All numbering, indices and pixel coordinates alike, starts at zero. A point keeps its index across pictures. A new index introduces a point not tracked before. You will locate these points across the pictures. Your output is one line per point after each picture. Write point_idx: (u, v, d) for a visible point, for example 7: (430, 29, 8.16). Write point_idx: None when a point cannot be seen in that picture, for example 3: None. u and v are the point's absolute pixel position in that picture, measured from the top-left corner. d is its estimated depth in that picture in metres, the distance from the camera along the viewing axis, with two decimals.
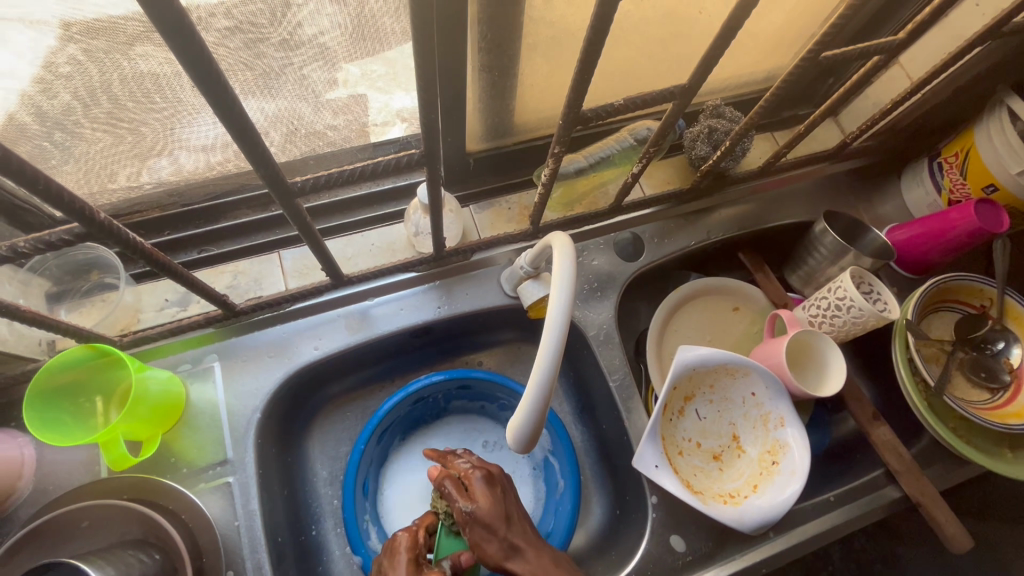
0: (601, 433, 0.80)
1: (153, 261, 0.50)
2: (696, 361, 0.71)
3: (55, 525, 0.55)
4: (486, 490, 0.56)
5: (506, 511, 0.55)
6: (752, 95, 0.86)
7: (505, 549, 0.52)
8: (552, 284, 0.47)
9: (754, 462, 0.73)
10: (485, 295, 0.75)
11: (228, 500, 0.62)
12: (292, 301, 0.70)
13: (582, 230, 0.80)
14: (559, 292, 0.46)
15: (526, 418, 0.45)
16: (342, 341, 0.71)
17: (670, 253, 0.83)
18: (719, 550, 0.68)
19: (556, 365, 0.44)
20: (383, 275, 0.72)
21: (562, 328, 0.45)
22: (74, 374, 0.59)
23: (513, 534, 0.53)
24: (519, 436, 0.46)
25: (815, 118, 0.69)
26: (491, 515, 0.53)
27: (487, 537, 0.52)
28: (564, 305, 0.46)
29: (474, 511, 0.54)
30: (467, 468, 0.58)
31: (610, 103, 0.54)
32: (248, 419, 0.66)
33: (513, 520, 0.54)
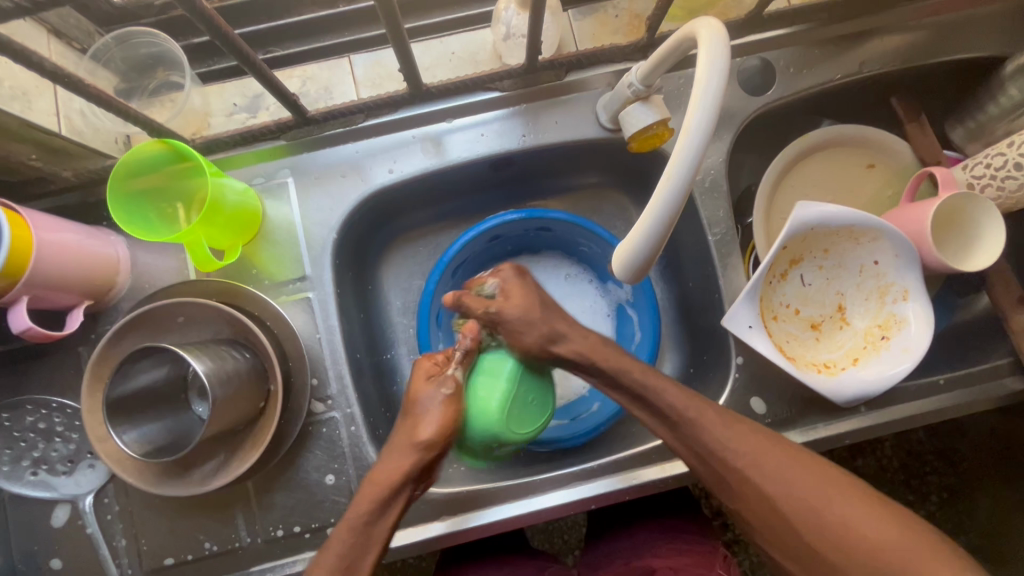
0: (685, 290, 0.74)
1: (212, 28, 0.43)
2: (817, 218, 0.61)
3: (155, 318, 0.57)
4: (515, 282, 0.56)
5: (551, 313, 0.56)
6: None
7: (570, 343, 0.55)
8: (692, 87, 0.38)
9: (858, 336, 0.66)
10: (577, 124, 0.65)
11: (310, 314, 0.63)
12: (364, 114, 0.63)
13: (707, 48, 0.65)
14: (704, 98, 0.38)
15: (643, 239, 0.40)
16: (417, 166, 0.66)
17: (806, 88, 0.68)
18: (801, 416, 0.64)
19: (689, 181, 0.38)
20: (463, 91, 0.63)
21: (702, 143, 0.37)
22: (152, 175, 0.58)
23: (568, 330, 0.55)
24: (627, 262, 0.41)
25: None
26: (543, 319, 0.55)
27: (521, 316, 0.54)
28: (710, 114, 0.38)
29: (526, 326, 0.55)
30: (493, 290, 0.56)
31: None
32: (325, 239, 0.64)
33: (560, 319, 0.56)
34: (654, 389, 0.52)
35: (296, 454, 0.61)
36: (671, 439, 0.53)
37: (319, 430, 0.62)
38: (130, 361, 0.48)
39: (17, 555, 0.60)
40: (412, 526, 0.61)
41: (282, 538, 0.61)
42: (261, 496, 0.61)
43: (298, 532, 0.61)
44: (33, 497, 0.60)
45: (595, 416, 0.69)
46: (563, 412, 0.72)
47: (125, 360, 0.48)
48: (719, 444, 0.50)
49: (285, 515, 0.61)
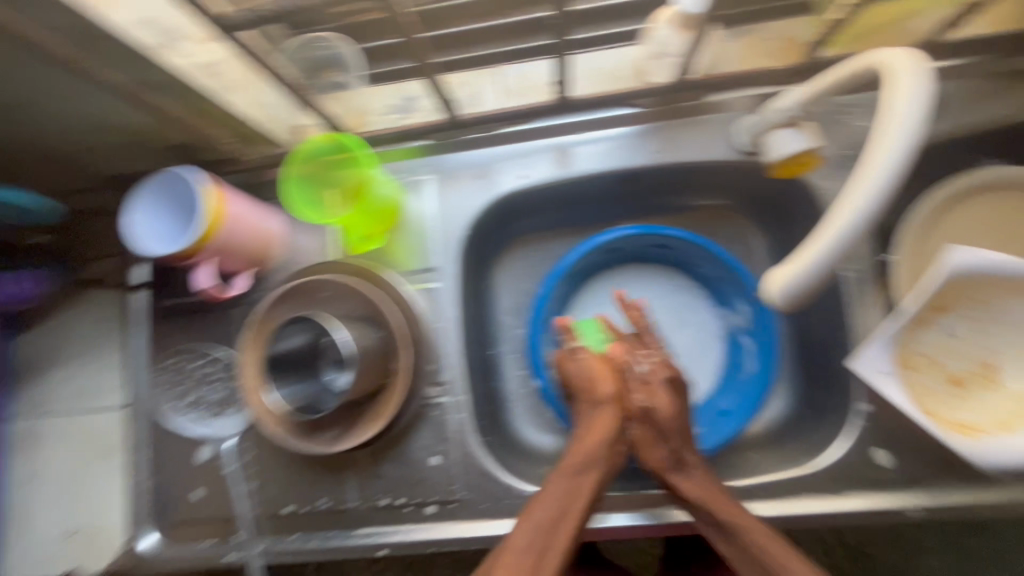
0: (805, 325, 0.70)
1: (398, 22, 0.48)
2: (976, 265, 0.56)
3: (303, 291, 0.63)
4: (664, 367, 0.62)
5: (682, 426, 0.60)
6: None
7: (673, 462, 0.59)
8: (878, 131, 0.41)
9: (1010, 400, 0.59)
10: (713, 145, 0.65)
11: (431, 303, 0.67)
12: (503, 123, 0.68)
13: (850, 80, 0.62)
14: (893, 147, 0.40)
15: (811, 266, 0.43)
16: (546, 173, 0.68)
17: (974, 124, 0.63)
18: (931, 477, 0.59)
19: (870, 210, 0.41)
20: (604, 106, 0.66)
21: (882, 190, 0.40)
22: (315, 164, 0.64)
23: (683, 451, 0.60)
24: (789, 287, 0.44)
25: None
26: (668, 423, 0.60)
27: (657, 441, 0.60)
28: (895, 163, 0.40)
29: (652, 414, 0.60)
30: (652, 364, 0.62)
31: None
32: (454, 235, 0.69)
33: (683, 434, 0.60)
34: (733, 527, 0.55)
35: (407, 431, 0.66)
36: (728, 554, 0.56)
37: (429, 413, 0.66)
38: (297, 323, 0.56)
39: (168, 481, 0.69)
40: (505, 518, 0.64)
41: (385, 507, 0.65)
42: (372, 465, 0.66)
43: (400, 505, 0.65)
44: (188, 432, 0.69)
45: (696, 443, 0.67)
46: None
47: (296, 321, 0.56)
48: (774, 560, 0.53)
49: (390, 487, 0.65)
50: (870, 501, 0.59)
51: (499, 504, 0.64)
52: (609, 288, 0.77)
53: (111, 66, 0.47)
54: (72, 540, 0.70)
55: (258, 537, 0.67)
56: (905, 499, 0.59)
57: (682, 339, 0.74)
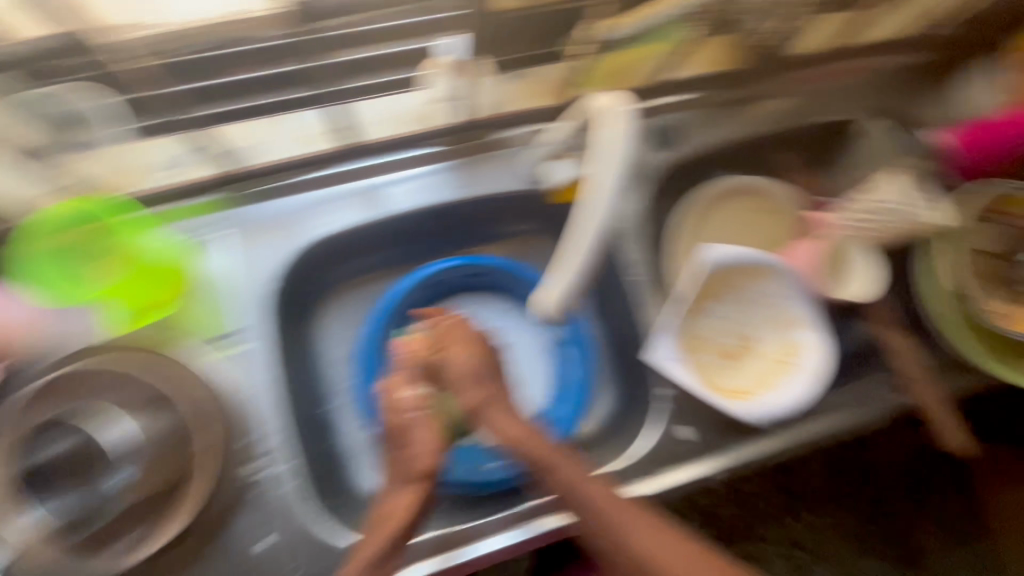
0: (619, 327, 0.76)
1: None
2: (723, 259, 0.69)
3: (74, 382, 0.56)
4: (453, 328, 0.58)
5: (479, 369, 0.56)
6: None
7: (477, 403, 0.54)
8: (595, 164, 0.58)
9: (768, 361, 0.72)
10: (503, 178, 0.71)
11: (242, 367, 0.62)
12: (297, 170, 0.67)
13: None
14: (613, 175, 0.57)
15: (574, 279, 0.61)
16: (354, 218, 0.69)
17: (704, 145, 0.77)
18: (722, 442, 0.68)
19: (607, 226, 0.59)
20: (399, 148, 0.68)
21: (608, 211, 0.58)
22: (67, 239, 0.58)
23: (488, 402, 0.55)
24: (560, 297, 0.62)
25: None
26: (458, 372, 0.55)
27: (460, 378, 0.55)
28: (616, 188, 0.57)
29: (449, 370, 0.55)
30: (437, 316, 0.60)
31: None
32: (258, 291, 0.65)
33: (486, 379, 0.56)
34: (551, 463, 0.53)
35: (227, 516, 0.59)
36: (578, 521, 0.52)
37: (251, 489, 0.59)
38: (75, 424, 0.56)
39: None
40: None
41: None
42: (180, 566, 0.57)
43: None
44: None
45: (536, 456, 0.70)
46: (502, 454, 0.71)
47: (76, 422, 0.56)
48: (607, 512, 0.51)
49: None
50: (677, 473, 0.67)
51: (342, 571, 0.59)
52: None
53: None
54: None
55: None
56: (703, 465, 0.67)
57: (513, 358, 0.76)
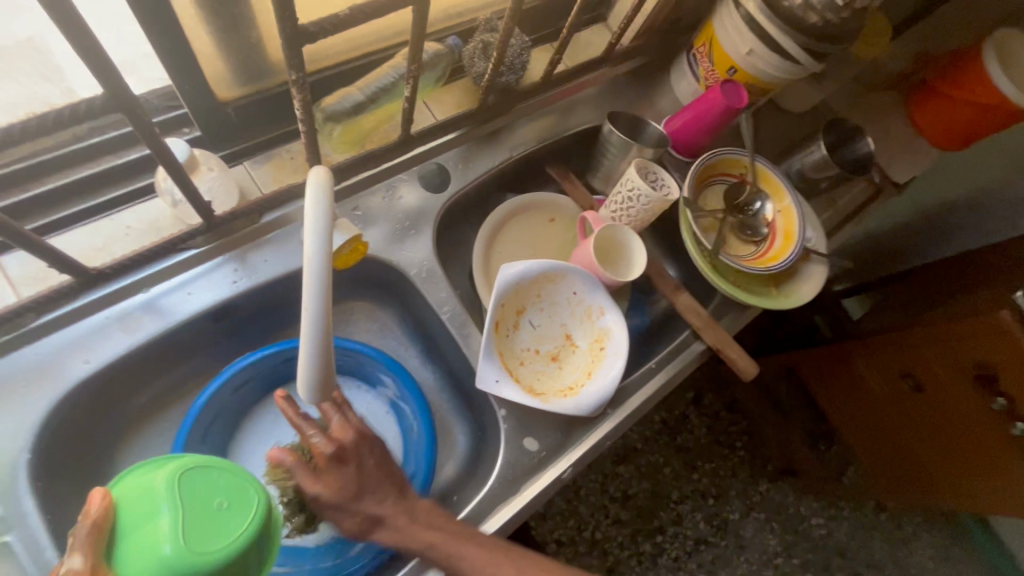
0: (448, 366, 0.80)
1: None
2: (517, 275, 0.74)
3: None
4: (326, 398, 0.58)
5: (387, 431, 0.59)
6: (551, 22, 0.89)
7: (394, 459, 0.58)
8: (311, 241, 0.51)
9: (586, 352, 0.79)
10: (289, 257, 0.69)
11: (9, 560, 0.53)
12: (37, 312, 0.59)
13: (365, 173, 0.75)
14: (313, 247, 0.45)
15: (310, 367, 0.48)
16: (123, 345, 0.62)
17: (478, 176, 0.83)
18: (568, 438, 0.74)
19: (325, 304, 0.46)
20: (158, 260, 0.63)
21: (321, 283, 0.45)
22: None
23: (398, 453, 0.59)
24: (308, 385, 0.50)
25: (566, 32, 0.75)
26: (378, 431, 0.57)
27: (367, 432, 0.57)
28: (322, 257, 0.45)
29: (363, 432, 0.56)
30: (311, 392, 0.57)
31: (333, 18, 0.50)
32: (15, 462, 0.56)
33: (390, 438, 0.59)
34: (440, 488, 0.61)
35: None
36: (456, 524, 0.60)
37: None
38: None
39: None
40: None
41: None
42: None
43: None
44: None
45: (393, 525, 0.68)
46: None
47: None
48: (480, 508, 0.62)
49: None
50: (536, 483, 0.70)
51: None
52: (261, 420, 0.75)
53: None
54: None
55: None
56: (558, 467, 0.72)
57: None
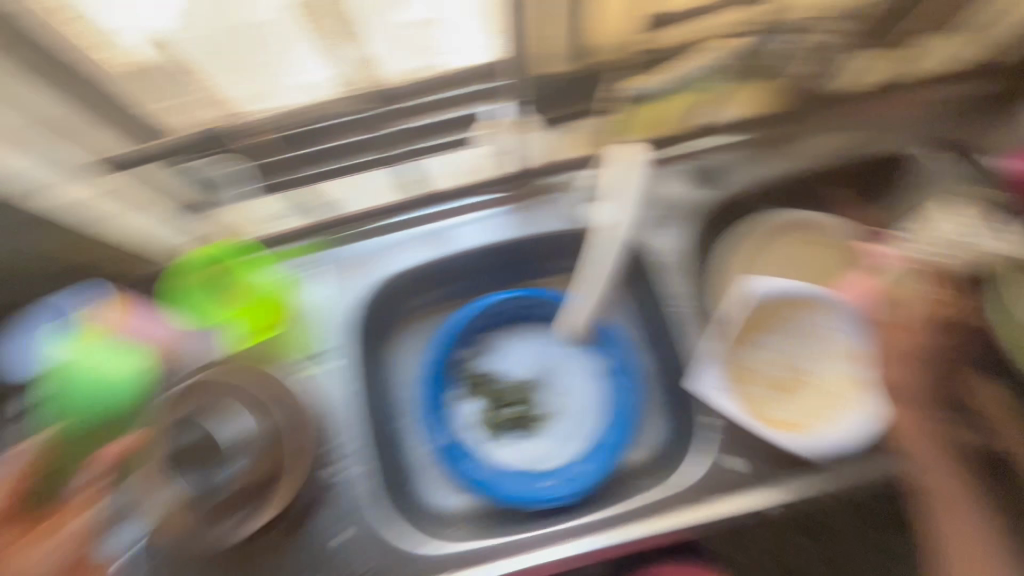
0: (671, 359, 0.78)
1: None
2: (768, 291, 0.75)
3: (206, 387, 0.66)
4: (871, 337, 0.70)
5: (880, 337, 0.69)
6: None
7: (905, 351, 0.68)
8: None
9: (827, 395, 0.72)
10: (554, 219, 0.80)
11: (328, 380, 0.73)
12: (384, 215, 0.79)
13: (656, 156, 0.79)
14: None
15: None
16: (423, 255, 0.79)
17: (748, 182, 0.80)
18: (783, 475, 0.68)
19: None
20: (462, 196, 0.79)
21: None
22: (197, 275, 0.73)
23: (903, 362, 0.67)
24: None
25: None
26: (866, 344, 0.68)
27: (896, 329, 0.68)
28: None
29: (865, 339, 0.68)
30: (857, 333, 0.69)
31: None
32: (347, 316, 0.76)
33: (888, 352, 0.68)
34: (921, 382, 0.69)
35: (310, 510, 0.68)
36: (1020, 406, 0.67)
37: (330, 487, 0.68)
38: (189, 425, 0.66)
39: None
40: None
41: None
42: (275, 551, 0.66)
43: None
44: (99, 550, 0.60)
45: (585, 476, 0.73)
46: (561, 472, 0.74)
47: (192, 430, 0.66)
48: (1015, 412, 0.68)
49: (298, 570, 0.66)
50: (734, 503, 0.67)
51: (406, 567, 0.66)
52: (497, 345, 0.83)
53: None
54: None
55: None
56: (763, 498, 0.67)
57: (566, 382, 0.81)
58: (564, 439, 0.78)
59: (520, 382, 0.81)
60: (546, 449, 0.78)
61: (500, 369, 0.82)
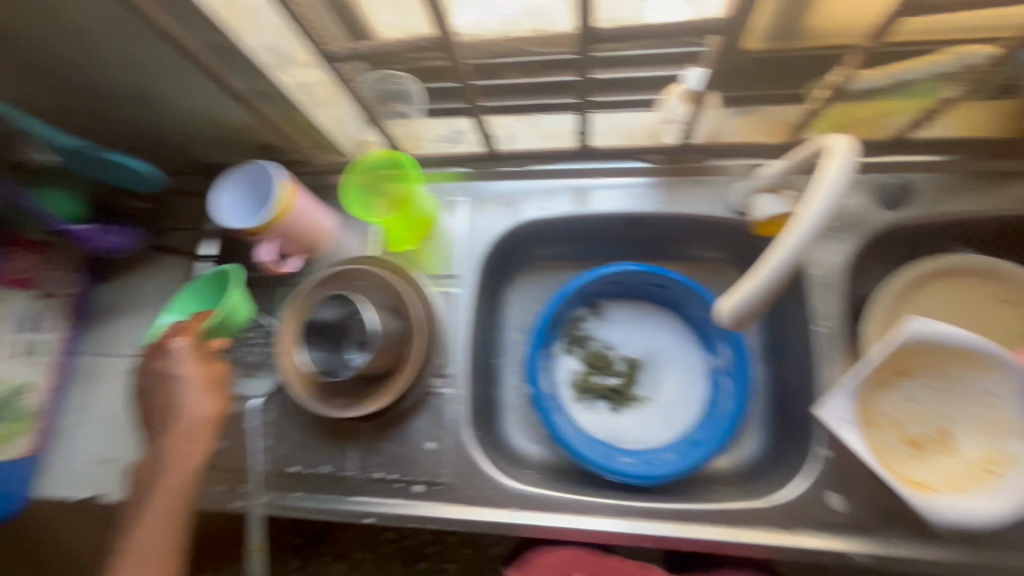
0: (782, 376, 0.77)
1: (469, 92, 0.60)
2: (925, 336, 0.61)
3: (346, 276, 0.74)
4: None
5: None
6: None
7: None
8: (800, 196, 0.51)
9: (964, 464, 0.64)
10: (709, 204, 0.75)
11: (449, 304, 0.77)
12: (536, 160, 0.78)
13: None
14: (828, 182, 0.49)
15: (753, 293, 0.49)
16: (565, 209, 0.78)
17: (945, 214, 0.70)
18: (883, 527, 0.64)
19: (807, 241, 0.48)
20: (619, 158, 0.76)
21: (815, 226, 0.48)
22: (371, 176, 0.75)
23: None
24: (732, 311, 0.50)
25: None
26: None
27: None
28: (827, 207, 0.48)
29: None
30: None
31: None
32: (478, 250, 0.79)
33: None
34: None
35: (408, 415, 0.74)
36: None
37: (431, 401, 0.74)
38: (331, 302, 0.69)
39: (189, 420, 0.63)
40: (487, 506, 0.70)
41: (378, 480, 0.73)
42: (374, 440, 0.74)
43: (392, 479, 0.72)
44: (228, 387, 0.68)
45: (667, 463, 0.74)
46: (638, 453, 0.77)
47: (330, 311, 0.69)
48: None
49: (387, 462, 0.73)
50: (821, 539, 0.64)
51: (481, 492, 0.71)
52: (609, 316, 0.85)
53: (232, 77, 0.60)
54: (105, 467, 0.79)
55: (265, 490, 0.75)
56: (854, 544, 0.64)
57: (669, 371, 0.82)
58: (652, 422, 0.80)
59: (626, 359, 0.83)
60: (628, 428, 0.80)
61: (611, 342, 0.84)
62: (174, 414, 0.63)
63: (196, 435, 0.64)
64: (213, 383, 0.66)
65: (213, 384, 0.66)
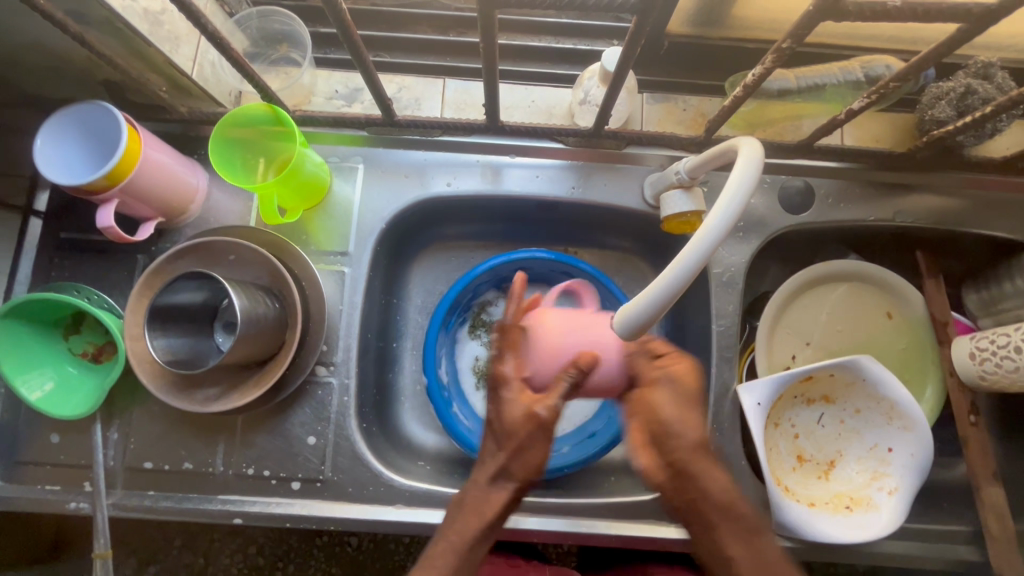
0: None
1: (353, 48, 0.51)
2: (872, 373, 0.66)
3: (213, 248, 0.63)
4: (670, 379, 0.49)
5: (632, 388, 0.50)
6: None
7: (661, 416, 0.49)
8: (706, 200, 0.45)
9: (829, 492, 0.69)
10: (622, 193, 0.71)
11: (339, 285, 0.69)
12: (443, 130, 0.71)
13: None
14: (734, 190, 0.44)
15: (645, 308, 0.44)
16: (472, 186, 0.72)
17: (841, 221, 0.71)
18: (756, 518, 0.67)
19: (709, 255, 0.43)
20: (533, 135, 0.70)
21: (716, 239, 0.42)
22: (248, 131, 0.64)
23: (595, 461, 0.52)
24: (625, 326, 0.46)
25: None
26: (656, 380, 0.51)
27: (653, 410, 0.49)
28: (730, 216, 0.43)
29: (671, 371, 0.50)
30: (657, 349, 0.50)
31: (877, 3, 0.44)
32: (373, 228, 0.71)
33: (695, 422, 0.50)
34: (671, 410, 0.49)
35: (287, 406, 0.67)
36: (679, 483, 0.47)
37: (314, 391, 0.67)
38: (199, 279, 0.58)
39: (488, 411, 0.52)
40: (370, 504, 0.66)
41: (250, 477, 0.66)
42: (246, 433, 0.66)
43: (265, 476, 0.66)
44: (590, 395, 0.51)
45: (560, 456, 0.73)
46: None
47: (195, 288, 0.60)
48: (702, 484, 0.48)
49: (260, 457, 0.66)
50: None
51: (365, 489, 0.66)
52: None
53: None
54: None
55: (113, 489, 0.65)
56: None
57: None
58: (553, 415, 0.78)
59: None
60: None
61: None
62: (501, 423, 0.50)
63: (529, 447, 0.49)
64: (524, 439, 0.49)
65: (524, 438, 0.49)
